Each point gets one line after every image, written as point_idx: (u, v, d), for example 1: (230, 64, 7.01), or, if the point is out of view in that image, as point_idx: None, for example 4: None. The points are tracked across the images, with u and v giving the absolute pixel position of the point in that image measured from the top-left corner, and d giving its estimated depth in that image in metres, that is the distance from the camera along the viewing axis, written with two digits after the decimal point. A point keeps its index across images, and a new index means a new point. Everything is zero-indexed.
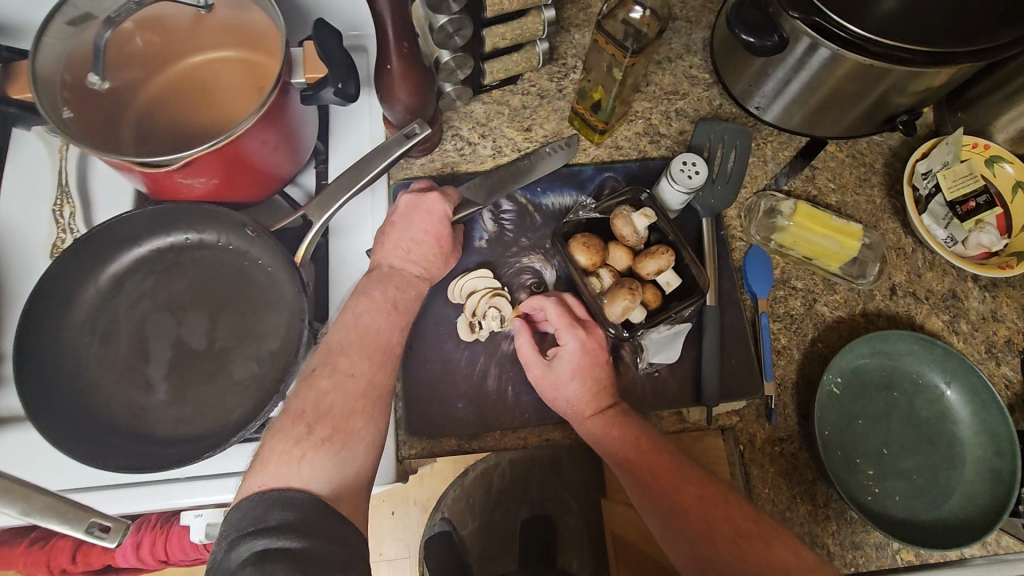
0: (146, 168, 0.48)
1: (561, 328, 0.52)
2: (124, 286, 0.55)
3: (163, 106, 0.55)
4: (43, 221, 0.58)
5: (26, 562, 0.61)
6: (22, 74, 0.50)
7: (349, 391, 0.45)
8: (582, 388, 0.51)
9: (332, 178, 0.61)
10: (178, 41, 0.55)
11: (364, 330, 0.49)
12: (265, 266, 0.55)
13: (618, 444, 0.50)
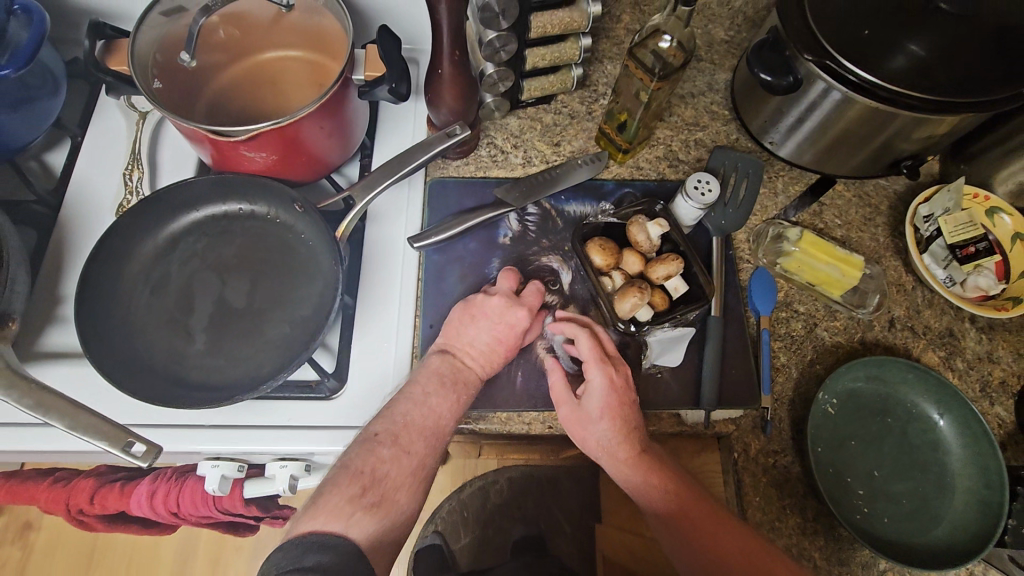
0: (220, 138, 0.54)
1: (589, 362, 0.55)
2: (177, 246, 0.60)
3: (235, 90, 0.62)
4: (116, 184, 0.64)
5: (49, 499, 0.66)
6: (121, 49, 0.57)
7: (402, 462, 0.51)
8: (611, 427, 0.54)
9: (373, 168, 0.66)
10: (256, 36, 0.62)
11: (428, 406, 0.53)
12: (308, 241, 0.60)
13: (652, 489, 0.54)
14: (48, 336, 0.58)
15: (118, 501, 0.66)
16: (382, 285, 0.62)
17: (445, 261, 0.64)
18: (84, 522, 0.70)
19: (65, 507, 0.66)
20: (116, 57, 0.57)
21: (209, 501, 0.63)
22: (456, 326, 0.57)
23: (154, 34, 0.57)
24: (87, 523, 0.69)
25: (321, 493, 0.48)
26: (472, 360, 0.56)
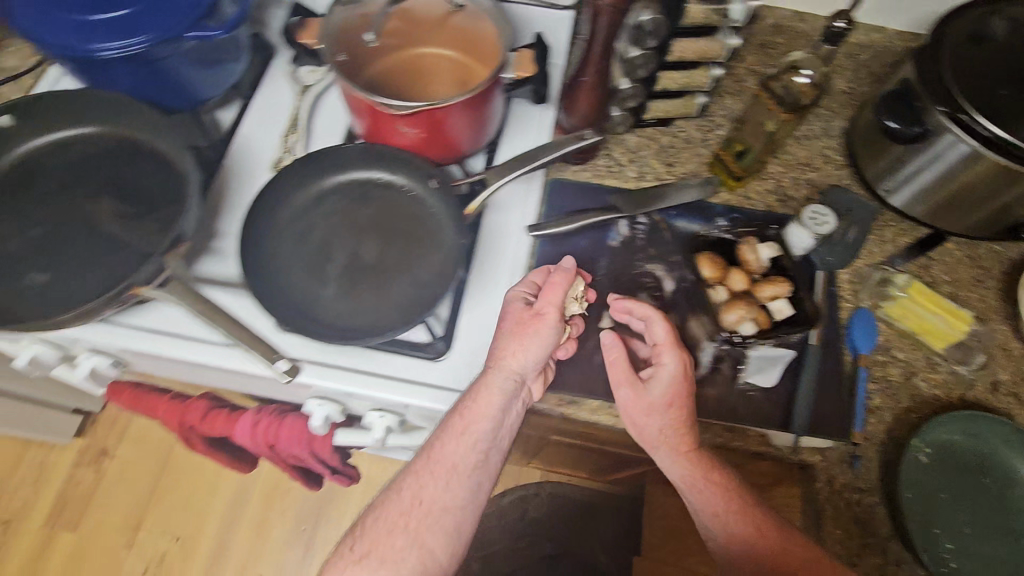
0: (390, 111, 0.61)
1: (662, 345, 0.57)
2: (322, 201, 0.66)
3: (396, 72, 0.70)
4: (276, 143, 0.73)
5: (168, 410, 0.73)
6: (312, 27, 0.65)
7: (393, 506, 0.56)
8: (673, 416, 0.56)
9: (500, 160, 0.73)
10: (426, 30, 0.70)
11: (439, 463, 0.56)
12: (436, 216, 0.65)
13: (709, 489, 0.57)
14: (202, 264, 0.65)
15: (223, 425, 0.72)
16: (493, 267, 0.66)
17: (555, 254, 0.67)
18: (187, 437, 0.77)
19: (179, 420, 0.73)
20: (305, 33, 0.66)
21: (307, 442, 0.69)
22: (508, 344, 0.57)
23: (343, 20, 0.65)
24: (189, 439, 0.76)
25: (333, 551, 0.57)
26: (514, 363, 0.56)
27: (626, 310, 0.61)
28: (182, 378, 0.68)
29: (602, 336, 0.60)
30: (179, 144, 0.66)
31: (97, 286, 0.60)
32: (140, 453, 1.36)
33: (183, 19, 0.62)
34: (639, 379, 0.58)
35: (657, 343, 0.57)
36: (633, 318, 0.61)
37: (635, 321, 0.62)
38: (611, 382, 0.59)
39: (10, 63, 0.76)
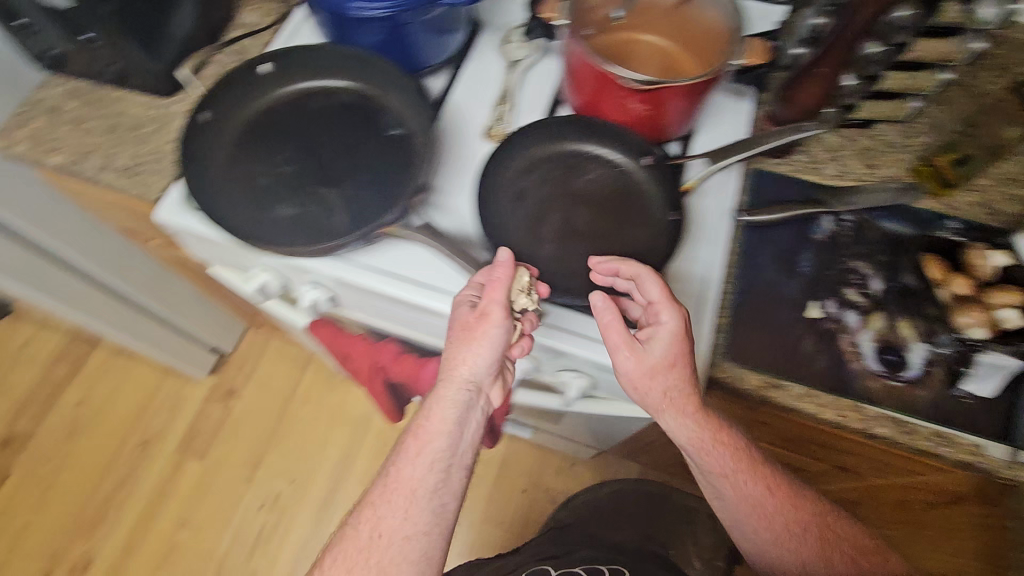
0: (633, 88, 0.65)
1: (658, 304, 0.59)
2: (539, 164, 0.70)
3: (622, 49, 0.74)
4: (488, 112, 0.77)
5: (362, 350, 0.78)
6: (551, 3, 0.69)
7: (350, 539, 0.57)
8: (695, 388, 0.61)
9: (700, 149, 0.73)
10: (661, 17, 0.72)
11: (394, 471, 0.59)
12: (645, 192, 0.68)
13: (739, 472, 0.66)
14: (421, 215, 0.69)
15: (410, 370, 0.77)
16: (695, 247, 0.68)
17: (759, 242, 0.67)
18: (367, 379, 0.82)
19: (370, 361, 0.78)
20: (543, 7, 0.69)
21: None
22: (456, 350, 0.60)
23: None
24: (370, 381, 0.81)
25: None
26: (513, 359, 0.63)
27: (608, 271, 0.62)
28: (393, 322, 0.73)
29: (592, 299, 0.59)
30: (417, 107, 0.71)
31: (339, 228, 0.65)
32: (260, 396, 1.46)
33: None
34: (636, 341, 0.60)
35: (651, 301, 0.59)
36: (621, 279, 0.62)
37: (618, 282, 0.63)
38: (606, 342, 0.60)
39: (250, 19, 0.83)
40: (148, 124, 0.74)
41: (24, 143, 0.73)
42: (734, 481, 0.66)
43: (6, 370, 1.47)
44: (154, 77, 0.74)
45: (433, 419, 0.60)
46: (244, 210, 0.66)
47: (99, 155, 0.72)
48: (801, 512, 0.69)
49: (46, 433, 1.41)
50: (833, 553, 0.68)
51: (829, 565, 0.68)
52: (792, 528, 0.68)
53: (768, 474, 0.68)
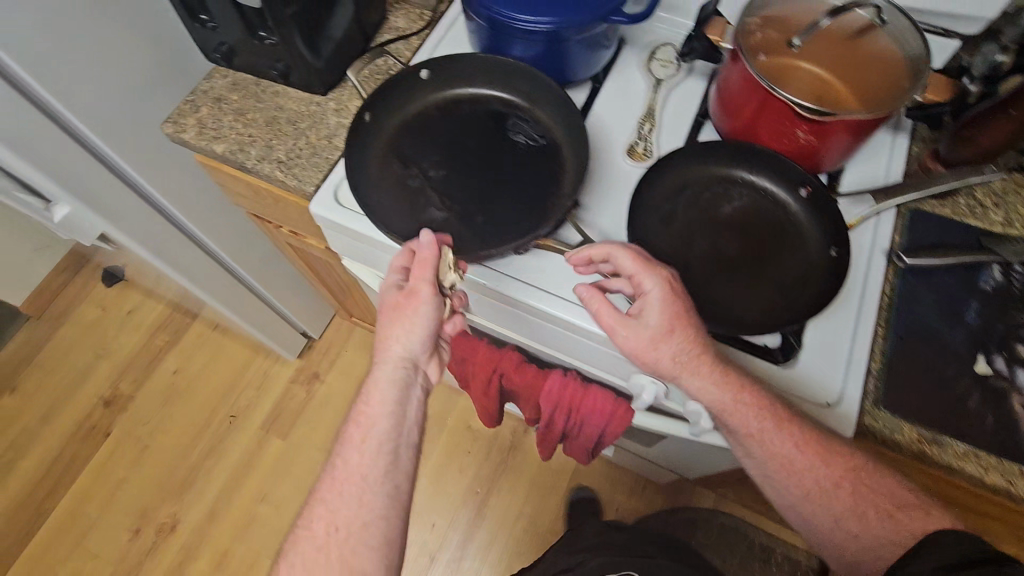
0: (797, 114, 0.63)
1: (638, 275, 0.60)
2: (688, 186, 0.69)
3: (794, 73, 0.70)
4: (628, 130, 0.77)
5: (480, 360, 0.78)
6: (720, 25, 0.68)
7: (309, 542, 0.58)
8: (681, 340, 0.59)
9: (854, 186, 0.71)
10: (845, 57, 0.70)
11: (337, 463, 0.61)
12: (798, 224, 0.66)
13: (776, 436, 0.60)
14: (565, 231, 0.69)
15: (530, 381, 0.77)
16: (846, 284, 0.65)
17: (919, 286, 0.64)
18: (477, 390, 0.81)
19: (487, 371, 0.78)
20: (712, 29, 0.68)
21: (616, 407, 0.75)
22: (393, 319, 0.64)
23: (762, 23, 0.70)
24: (480, 391, 0.80)
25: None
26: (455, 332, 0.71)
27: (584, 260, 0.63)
28: (522, 329, 0.74)
29: (578, 292, 0.61)
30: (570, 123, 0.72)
31: (490, 236, 0.66)
32: (340, 384, 1.50)
33: (607, 4, 0.66)
34: (632, 318, 0.61)
35: (630, 276, 0.60)
36: (598, 264, 0.64)
37: (605, 267, 0.64)
38: (603, 328, 0.62)
39: (401, 22, 0.85)
40: (304, 121, 0.78)
41: (191, 131, 0.77)
42: (764, 441, 0.60)
43: (113, 335, 1.56)
44: (314, 76, 0.77)
45: (375, 391, 0.63)
46: (397, 212, 0.68)
47: (259, 147, 0.76)
48: (840, 470, 0.60)
49: (143, 398, 1.50)
50: (865, 509, 0.60)
51: (862, 520, 0.60)
52: (837, 485, 0.60)
53: (805, 432, 0.60)
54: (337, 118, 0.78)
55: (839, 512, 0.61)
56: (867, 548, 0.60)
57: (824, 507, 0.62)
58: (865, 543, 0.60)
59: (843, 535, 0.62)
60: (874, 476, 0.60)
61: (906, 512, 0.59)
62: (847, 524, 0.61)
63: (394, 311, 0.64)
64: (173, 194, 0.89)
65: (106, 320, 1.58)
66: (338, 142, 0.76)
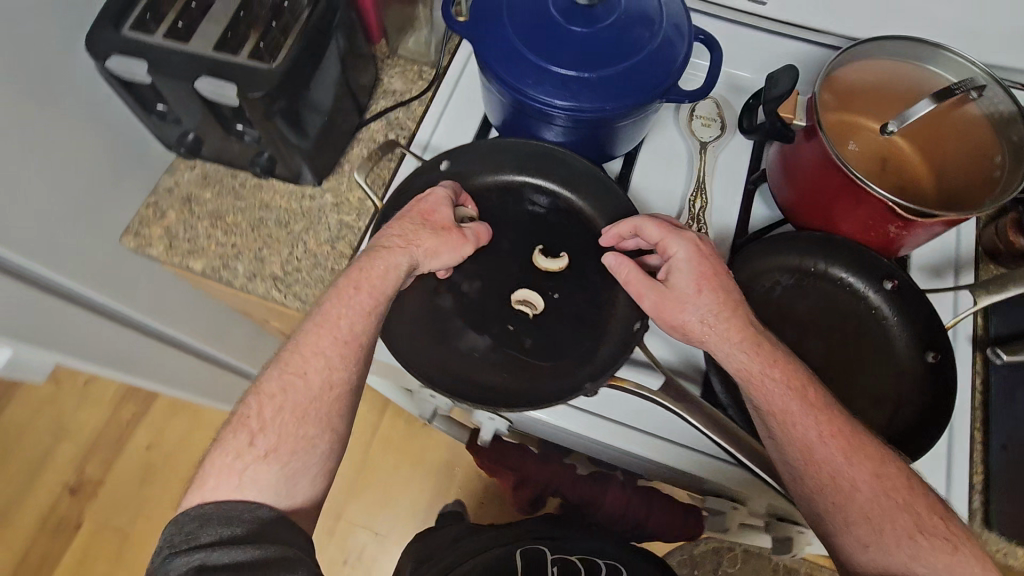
0: (891, 211, 0.55)
1: (665, 239, 0.56)
2: (759, 284, 0.61)
3: (881, 159, 0.61)
4: (676, 209, 0.68)
5: (530, 468, 0.73)
6: (793, 100, 0.59)
7: (298, 390, 0.51)
8: (712, 303, 0.54)
9: (926, 273, 0.65)
10: (944, 143, 0.60)
11: (325, 317, 0.53)
12: (885, 320, 0.59)
13: (804, 421, 0.51)
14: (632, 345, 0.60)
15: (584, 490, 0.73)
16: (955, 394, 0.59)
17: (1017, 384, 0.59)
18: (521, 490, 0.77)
19: (537, 479, 0.74)
20: (784, 106, 0.59)
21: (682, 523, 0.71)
22: (415, 230, 0.56)
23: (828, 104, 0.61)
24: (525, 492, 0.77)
25: (218, 438, 0.50)
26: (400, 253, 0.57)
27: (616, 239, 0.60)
28: (582, 447, 0.67)
29: (605, 260, 0.57)
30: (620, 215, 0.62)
31: (548, 370, 0.57)
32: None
33: (662, 82, 0.56)
34: (659, 283, 0.56)
35: (655, 243, 0.57)
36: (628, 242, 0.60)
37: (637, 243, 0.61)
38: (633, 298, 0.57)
39: (397, 85, 0.72)
40: (298, 222, 0.65)
41: (158, 245, 0.64)
42: (788, 419, 0.51)
43: (71, 411, 1.39)
44: (306, 168, 0.64)
45: (376, 264, 0.54)
46: (427, 344, 0.58)
47: (247, 261, 0.63)
48: (870, 464, 0.50)
49: (116, 478, 1.35)
50: (882, 520, 0.49)
51: (877, 531, 0.49)
52: (854, 487, 0.50)
53: (835, 419, 0.51)
54: (338, 215, 0.66)
55: (847, 514, 0.50)
56: (879, 571, 0.49)
57: (838, 508, 0.50)
58: (881, 561, 0.48)
59: (849, 542, 0.50)
60: (904, 485, 0.49)
61: (932, 540, 0.48)
62: (856, 531, 0.50)
63: (419, 227, 0.56)
64: (147, 305, 0.74)
65: (59, 395, 1.40)
66: (344, 249, 0.64)
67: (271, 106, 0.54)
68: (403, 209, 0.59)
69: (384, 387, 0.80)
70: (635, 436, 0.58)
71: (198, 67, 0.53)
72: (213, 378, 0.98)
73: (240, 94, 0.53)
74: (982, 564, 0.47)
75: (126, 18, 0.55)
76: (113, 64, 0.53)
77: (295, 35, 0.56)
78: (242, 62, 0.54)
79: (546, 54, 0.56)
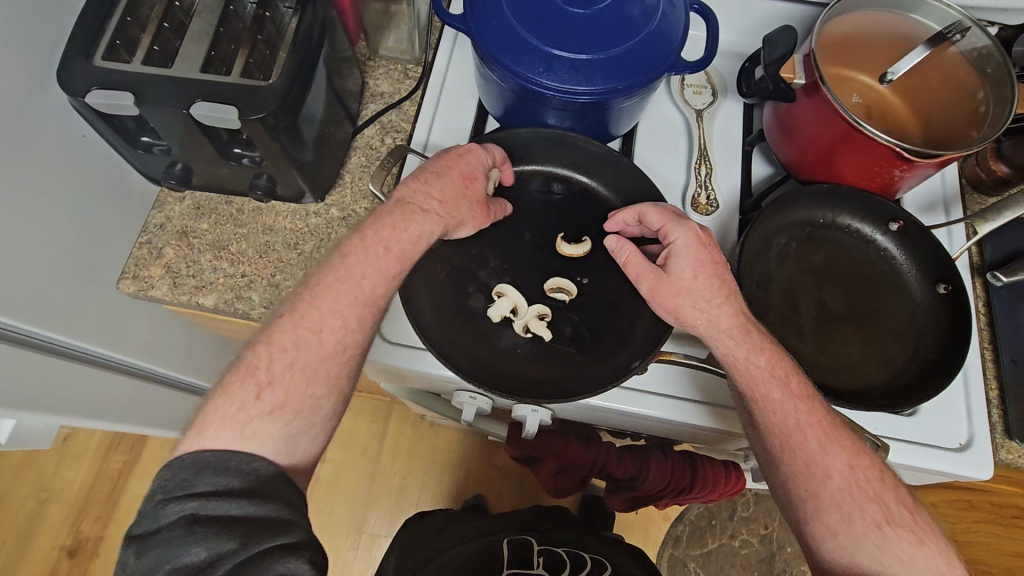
0: (897, 155, 0.56)
1: (667, 226, 0.56)
2: (777, 236, 0.63)
3: (879, 109, 0.64)
4: (682, 178, 0.69)
5: (577, 452, 0.73)
6: (792, 61, 0.59)
7: (313, 350, 0.49)
8: (710, 290, 0.54)
9: (920, 211, 0.69)
10: (935, 86, 0.63)
11: (347, 272, 0.51)
12: (892, 258, 0.63)
13: (787, 407, 0.53)
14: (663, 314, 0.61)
15: (630, 466, 0.75)
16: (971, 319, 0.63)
17: (1014, 300, 0.64)
18: (564, 475, 0.76)
19: (584, 462, 0.74)
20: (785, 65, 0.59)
21: (724, 489, 0.74)
22: (454, 197, 0.55)
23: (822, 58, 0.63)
24: (569, 476, 0.76)
25: (220, 385, 0.47)
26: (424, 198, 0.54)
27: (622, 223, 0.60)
28: (626, 425, 0.67)
29: (606, 242, 0.57)
30: (635, 191, 0.63)
31: (591, 355, 0.57)
32: (344, 461, 1.31)
33: (666, 55, 0.56)
34: (656, 267, 0.56)
35: (656, 229, 0.57)
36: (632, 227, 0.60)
37: (636, 229, 0.61)
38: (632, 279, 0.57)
39: (384, 87, 0.70)
40: (307, 241, 0.62)
41: (163, 286, 0.60)
42: (770, 405, 0.53)
43: (53, 473, 1.31)
44: (308, 186, 0.61)
45: (411, 229, 0.53)
46: (468, 344, 0.57)
47: (261, 289, 0.60)
48: (845, 451, 0.52)
49: (115, 535, 1.28)
50: (851, 509, 0.51)
51: (846, 518, 0.51)
52: (827, 475, 0.52)
53: (818, 409, 0.53)
54: (347, 229, 0.63)
55: (819, 502, 0.52)
56: (845, 558, 0.51)
57: (811, 494, 0.52)
58: (846, 547, 0.51)
59: (819, 528, 0.52)
60: (876, 477, 0.52)
61: (898, 530, 0.51)
62: (827, 519, 0.52)
63: (456, 197, 0.55)
64: (136, 346, 0.69)
65: (38, 457, 1.31)
66: None
67: (273, 125, 0.52)
68: (439, 160, 0.57)
69: (408, 396, 0.78)
70: (679, 402, 0.59)
71: (189, 92, 0.50)
72: (199, 408, 0.91)
73: (240, 117, 0.50)
74: (948, 563, 0.50)
75: (95, 47, 0.51)
76: (94, 99, 0.48)
77: (289, 49, 0.53)
78: (236, 81, 0.51)
79: (550, 39, 0.55)
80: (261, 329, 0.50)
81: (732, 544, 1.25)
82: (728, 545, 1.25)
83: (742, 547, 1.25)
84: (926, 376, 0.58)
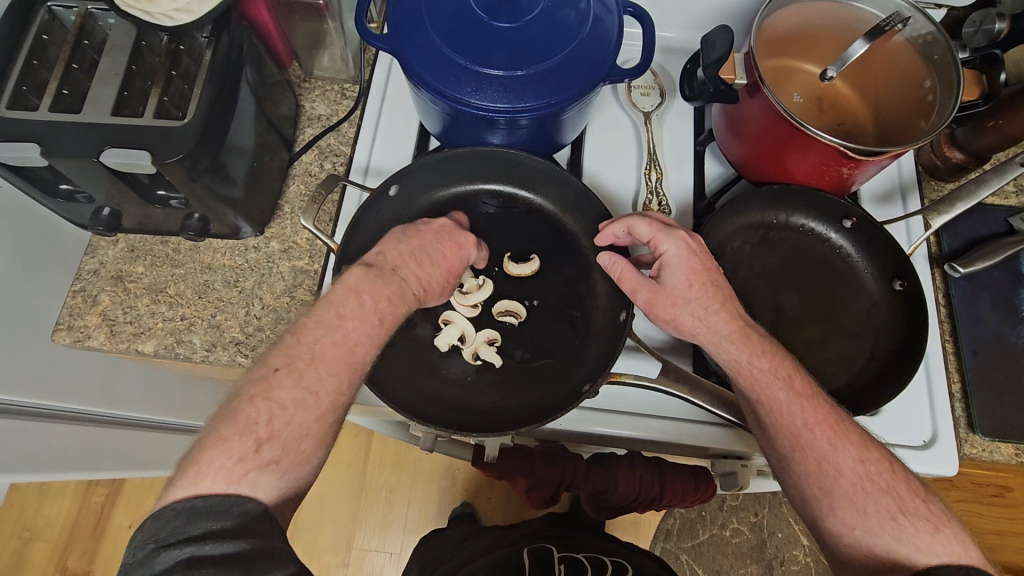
0: (845, 155, 0.55)
1: (659, 237, 0.54)
2: (726, 246, 0.61)
3: (824, 107, 0.63)
4: (632, 186, 0.67)
5: (545, 468, 0.73)
6: (733, 58, 0.57)
7: (310, 409, 0.44)
8: (704, 298, 0.52)
9: (880, 205, 0.68)
10: (883, 77, 0.61)
11: (344, 339, 0.47)
12: (847, 257, 0.62)
13: (794, 408, 0.49)
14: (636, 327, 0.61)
15: (598, 480, 0.75)
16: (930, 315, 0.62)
17: (973, 288, 0.63)
18: (533, 496, 0.76)
19: (552, 478, 0.74)
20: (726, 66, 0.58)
21: (689, 498, 0.74)
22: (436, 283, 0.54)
23: (761, 57, 0.62)
24: (537, 497, 0.76)
25: (217, 437, 0.40)
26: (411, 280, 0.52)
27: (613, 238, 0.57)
28: (591, 441, 0.65)
29: (599, 260, 0.55)
30: (582, 205, 0.61)
31: (545, 377, 0.56)
32: (330, 479, 1.30)
33: (600, 67, 0.54)
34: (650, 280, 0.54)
35: (647, 242, 0.55)
36: (624, 240, 0.58)
37: (629, 242, 0.57)
38: (625, 293, 0.55)
39: (320, 108, 0.68)
40: (247, 277, 0.61)
41: (99, 335, 0.58)
42: (776, 408, 0.50)
43: (34, 510, 1.29)
44: (243, 221, 0.59)
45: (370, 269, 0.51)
46: (416, 376, 0.56)
47: (202, 331, 0.59)
48: (856, 446, 0.48)
49: (104, 569, 1.27)
50: (866, 504, 0.46)
51: (861, 515, 0.46)
52: (838, 471, 0.47)
53: (824, 407, 0.50)
54: (289, 262, 0.62)
55: (832, 500, 0.47)
56: (862, 553, 0.46)
57: (823, 493, 0.48)
58: (869, 545, 0.46)
59: (834, 525, 0.47)
60: (887, 469, 0.48)
61: (914, 520, 0.45)
62: (843, 514, 0.47)
63: (441, 287, 0.54)
64: (89, 396, 0.67)
65: (15, 496, 1.29)
66: (304, 296, 0.60)
67: (193, 165, 0.49)
68: (436, 242, 0.54)
69: (375, 424, 0.77)
70: (637, 419, 0.58)
71: (100, 139, 0.48)
72: (167, 446, 0.89)
73: (155, 161, 0.47)
74: (963, 547, 0.45)
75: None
76: None
77: (201, 80, 0.51)
78: (149, 123, 0.48)
79: (478, 56, 0.53)
80: (253, 380, 0.44)
81: (722, 534, 1.25)
82: (719, 535, 1.25)
83: (733, 536, 1.24)
84: (885, 378, 0.57)
